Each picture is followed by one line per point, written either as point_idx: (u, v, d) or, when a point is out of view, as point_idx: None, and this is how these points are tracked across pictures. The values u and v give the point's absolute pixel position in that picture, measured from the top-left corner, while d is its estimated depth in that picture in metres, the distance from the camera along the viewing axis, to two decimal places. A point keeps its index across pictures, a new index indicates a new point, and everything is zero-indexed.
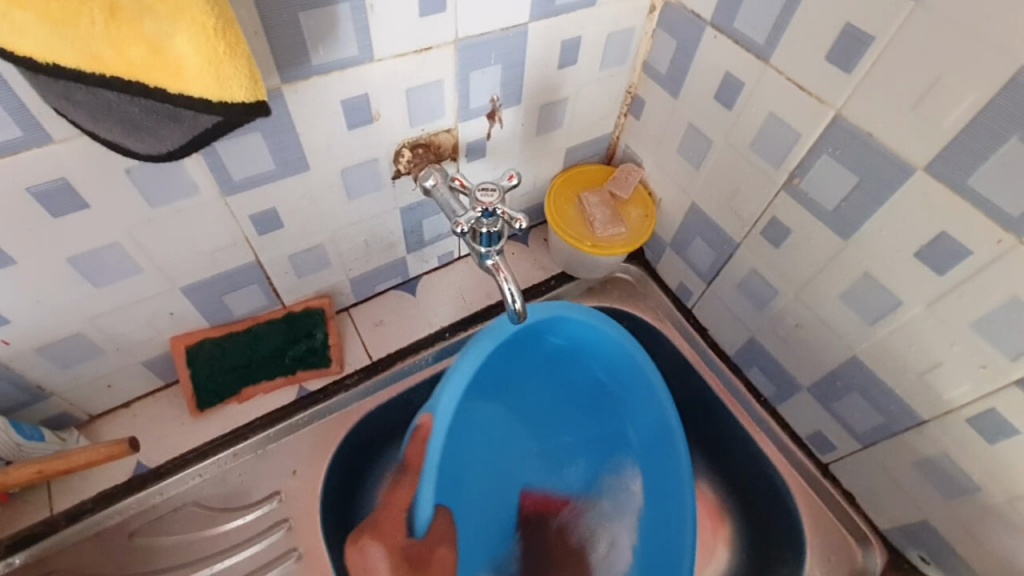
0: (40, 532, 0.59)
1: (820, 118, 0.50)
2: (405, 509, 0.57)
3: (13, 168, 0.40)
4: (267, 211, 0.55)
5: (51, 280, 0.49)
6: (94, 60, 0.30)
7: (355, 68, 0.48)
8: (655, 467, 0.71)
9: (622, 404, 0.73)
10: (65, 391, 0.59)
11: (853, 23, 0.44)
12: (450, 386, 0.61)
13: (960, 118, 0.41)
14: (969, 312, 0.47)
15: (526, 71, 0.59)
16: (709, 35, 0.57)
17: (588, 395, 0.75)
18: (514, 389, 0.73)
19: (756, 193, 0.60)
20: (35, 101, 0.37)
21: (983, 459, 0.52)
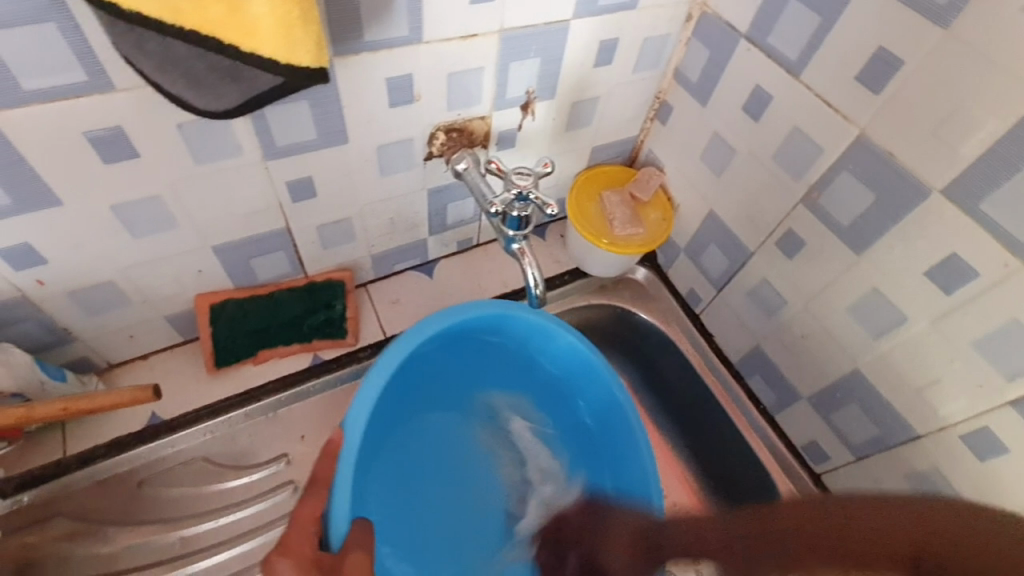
0: (49, 472, 0.60)
1: (843, 135, 0.52)
2: (315, 523, 0.54)
3: (74, 112, 0.42)
4: (303, 178, 0.57)
5: (93, 225, 0.50)
6: (175, 12, 0.31)
7: (404, 48, 0.50)
8: (619, 459, 0.70)
9: (580, 396, 0.73)
10: (89, 337, 0.60)
11: (884, 47, 0.47)
12: (360, 398, 0.59)
13: (977, 145, 0.43)
14: (971, 331, 0.49)
15: (564, 66, 0.60)
16: (743, 48, 0.59)
17: (537, 388, 0.77)
18: (467, 386, 0.77)
19: (776, 203, 0.62)
20: (105, 49, 0.39)
21: (972, 475, 0.54)
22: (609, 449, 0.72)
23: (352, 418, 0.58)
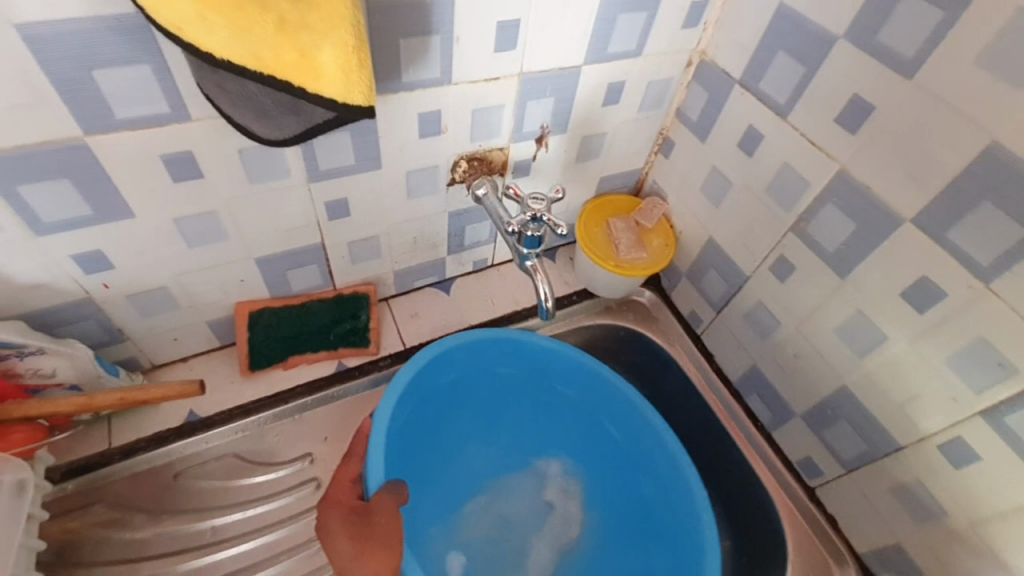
0: (94, 462, 0.65)
1: (827, 171, 0.58)
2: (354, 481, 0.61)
3: (154, 138, 0.49)
4: (339, 199, 0.64)
5: (157, 234, 0.57)
6: (257, 59, 0.38)
7: (436, 87, 0.57)
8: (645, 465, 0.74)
9: (604, 413, 0.77)
10: (139, 337, 0.67)
11: (859, 94, 0.53)
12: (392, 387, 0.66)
13: (942, 181, 0.49)
14: (944, 350, 0.53)
15: (576, 105, 0.67)
16: (738, 92, 0.65)
17: (567, 418, 0.81)
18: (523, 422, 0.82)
19: (769, 231, 0.67)
20: (188, 86, 0.46)
21: (951, 486, 0.57)
22: (633, 458, 0.75)
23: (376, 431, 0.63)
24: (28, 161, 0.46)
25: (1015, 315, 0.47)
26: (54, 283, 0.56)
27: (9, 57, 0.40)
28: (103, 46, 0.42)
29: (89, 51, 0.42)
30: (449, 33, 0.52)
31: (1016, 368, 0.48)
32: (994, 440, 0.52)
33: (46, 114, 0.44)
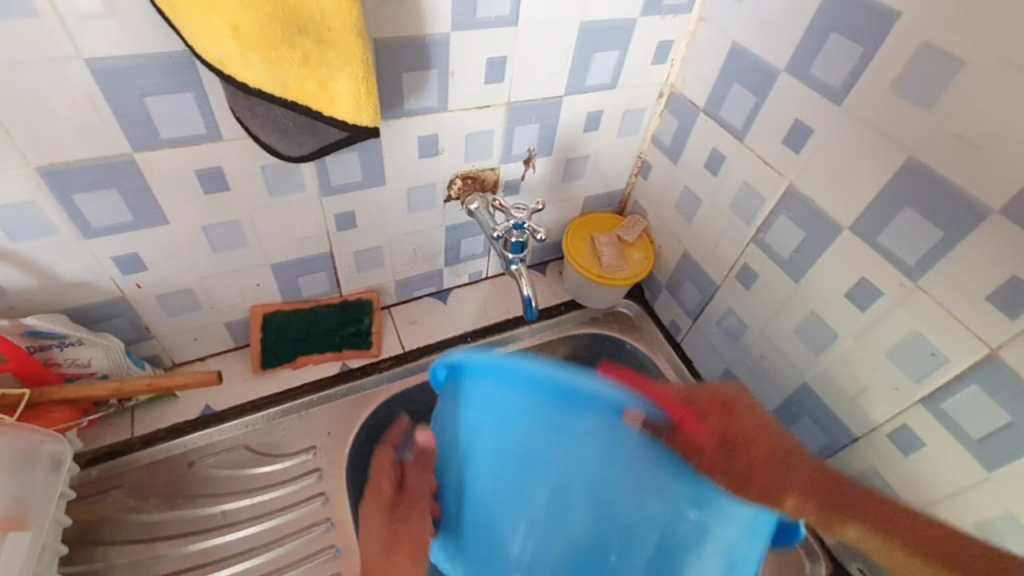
0: (117, 450, 0.71)
1: (779, 186, 0.65)
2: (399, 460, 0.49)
3: (191, 155, 0.57)
4: (347, 212, 0.71)
5: (187, 240, 0.64)
6: (284, 89, 0.46)
7: (433, 114, 0.65)
8: None
9: None
10: (163, 336, 0.74)
11: (801, 119, 0.61)
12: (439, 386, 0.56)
13: (872, 192, 0.56)
14: (885, 343, 0.59)
15: (559, 130, 0.76)
16: (703, 119, 0.74)
17: None
18: None
19: (734, 242, 0.74)
20: (222, 111, 0.55)
21: (902, 471, 0.62)
22: None
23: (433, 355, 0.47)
24: (86, 173, 0.54)
25: (939, 308, 0.53)
26: (95, 282, 0.63)
27: (80, 86, 0.48)
28: (155, 77, 0.50)
29: (143, 82, 0.50)
30: (445, 68, 0.61)
31: (947, 356, 0.53)
32: (934, 426, 0.57)
33: (103, 133, 0.52)
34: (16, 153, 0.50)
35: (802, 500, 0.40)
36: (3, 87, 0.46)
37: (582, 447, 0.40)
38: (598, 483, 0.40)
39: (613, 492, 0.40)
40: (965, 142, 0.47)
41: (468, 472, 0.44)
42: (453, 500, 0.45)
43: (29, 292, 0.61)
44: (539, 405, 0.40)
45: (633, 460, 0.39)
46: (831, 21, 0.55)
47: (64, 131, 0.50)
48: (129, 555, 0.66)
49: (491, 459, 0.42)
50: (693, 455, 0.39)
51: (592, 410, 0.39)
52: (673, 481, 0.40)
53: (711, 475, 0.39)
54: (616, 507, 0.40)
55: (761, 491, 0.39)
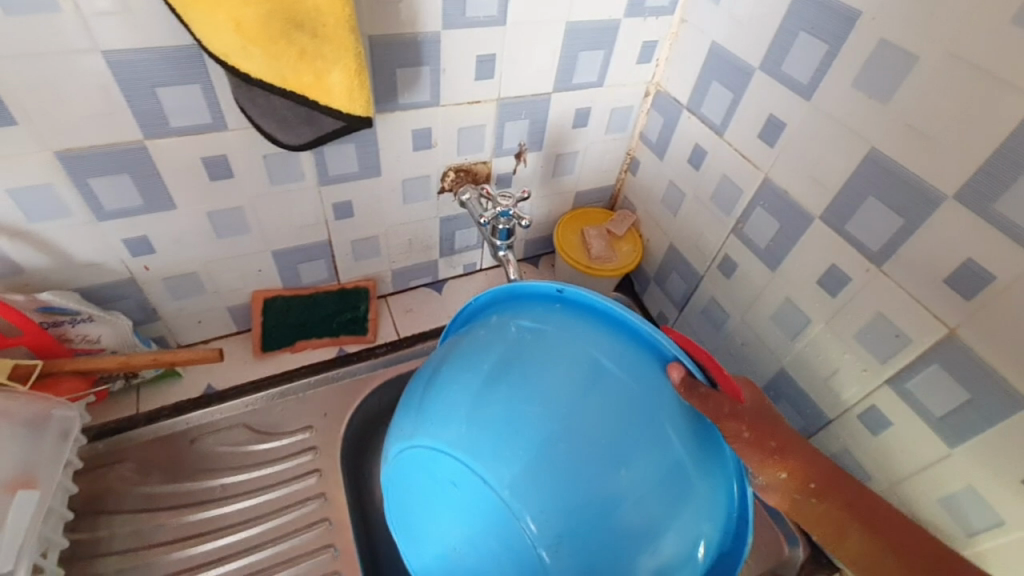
0: (123, 425, 0.75)
1: (755, 179, 0.69)
2: None
3: (198, 143, 0.61)
4: (345, 201, 0.75)
5: (193, 225, 0.68)
6: (283, 81, 0.50)
7: (426, 108, 0.69)
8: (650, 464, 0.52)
9: None
10: (169, 317, 0.78)
11: (774, 114, 0.64)
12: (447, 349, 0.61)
13: (838, 181, 0.59)
14: (853, 327, 0.61)
15: (548, 126, 0.79)
16: (686, 116, 0.77)
17: None
18: None
19: (715, 234, 0.77)
20: (227, 102, 0.59)
21: (871, 451, 0.65)
22: None
23: (527, 283, 0.58)
24: (100, 159, 0.58)
25: (902, 291, 0.55)
26: (106, 263, 0.67)
27: (96, 78, 0.52)
28: (165, 70, 0.54)
29: (153, 73, 0.54)
30: (436, 65, 0.65)
31: (910, 337, 0.56)
32: (900, 406, 0.59)
33: (116, 121, 0.56)
34: (36, 139, 0.54)
35: (802, 467, 0.47)
36: (25, 76, 0.50)
37: (625, 380, 0.48)
38: (614, 418, 0.45)
39: (622, 429, 0.45)
40: (920, 133, 0.50)
41: (499, 380, 0.47)
42: (464, 403, 0.46)
43: (44, 271, 0.65)
44: (605, 339, 0.51)
45: (654, 407, 0.47)
46: (798, 21, 0.58)
47: (81, 119, 0.54)
48: (132, 524, 0.69)
49: (530, 376, 0.47)
50: (721, 410, 0.47)
51: (649, 359, 0.51)
52: (674, 443, 0.46)
53: (728, 424, 0.47)
54: (606, 457, 0.43)
55: (774, 447, 0.47)
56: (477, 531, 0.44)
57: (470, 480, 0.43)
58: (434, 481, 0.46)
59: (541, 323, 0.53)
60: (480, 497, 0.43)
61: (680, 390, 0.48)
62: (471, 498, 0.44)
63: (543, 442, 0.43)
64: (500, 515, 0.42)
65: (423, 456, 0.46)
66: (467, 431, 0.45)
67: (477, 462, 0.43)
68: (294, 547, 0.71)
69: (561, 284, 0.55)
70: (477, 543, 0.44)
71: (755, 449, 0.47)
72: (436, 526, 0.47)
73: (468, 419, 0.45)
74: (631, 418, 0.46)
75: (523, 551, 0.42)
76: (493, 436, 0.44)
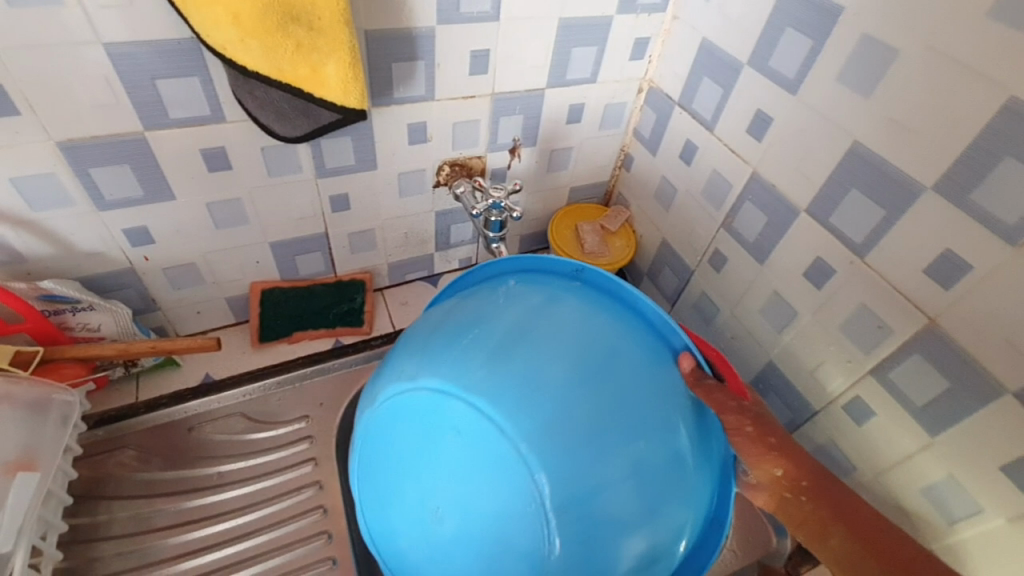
0: (123, 413, 0.77)
1: (743, 174, 0.70)
2: None
3: (197, 135, 0.62)
4: (342, 194, 0.77)
5: (193, 216, 0.70)
6: (279, 74, 0.51)
7: (421, 102, 0.70)
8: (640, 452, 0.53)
9: None
10: (168, 308, 0.79)
11: (762, 109, 0.65)
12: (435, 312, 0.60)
13: (823, 175, 0.60)
14: (838, 318, 0.62)
15: (542, 121, 0.81)
16: (677, 112, 0.78)
17: None
18: None
19: (705, 228, 0.79)
20: (225, 94, 0.60)
21: (855, 441, 0.66)
22: None
23: (546, 258, 0.60)
24: (101, 150, 0.59)
25: (884, 282, 0.56)
26: (107, 253, 0.69)
27: (98, 69, 0.54)
28: (165, 63, 0.56)
29: (153, 66, 0.55)
30: (431, 60, 0.66)
31: (892, 328, 0.57)
32: (883, 397, 0.60)
33: (117, 112, 0.57)
34: (39, 128, 0.55)
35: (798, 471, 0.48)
36: (30, 67, 0.51)
37: (638, 358, 0.50)
38: (626, 389, 0.47)
39: (634, 399, 0.47)
40: (900, 125, 0.51)
41: (520, 340, 0.47)
42: (483, 354, 0.46)
43: (46, 260, 0.66)
44: (620, 318, 0.54)
45: (665, 388, 0.49)
46: (784, 17, 0.59)
47: (82, 110, 0.56)
48: (130, 509, 0.70)
49: (549, 340, 0.48)
50: (723, 402, 0.49)
51: (661, 347, 0.54)
52: (680, 428, 0.48)
53: (729, 416, 0.49)
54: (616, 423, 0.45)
55: (772, 444, 0.49)
56: (471, 486, 0.43)
57: (480, 429, 0.43)
58: (431, 430, 0.45)
59: (559, 293, 0.55)
60: (487, 448, 0.42)
61: (688, 377, 0.52)
62: (474, 450, 0.43)
63: (562, 401, 0.44)
64: (504, 468, 0.42)
65: (428, 400, 0.45)
66: (487, 379, 0.44)
67: (493, 411, 0.43)
68: (289, 534, 0.72)
69: (580, 264, 0.59)
70: (466, 501, 0.43)
71: (754, 444, 0.49)
72: (421, 479, 0.45)
73: (488, 369, 0.45)
74: (642, 395, 0.47)
75: (519, 511, 0.41)
76: (512, 388, 0.44)
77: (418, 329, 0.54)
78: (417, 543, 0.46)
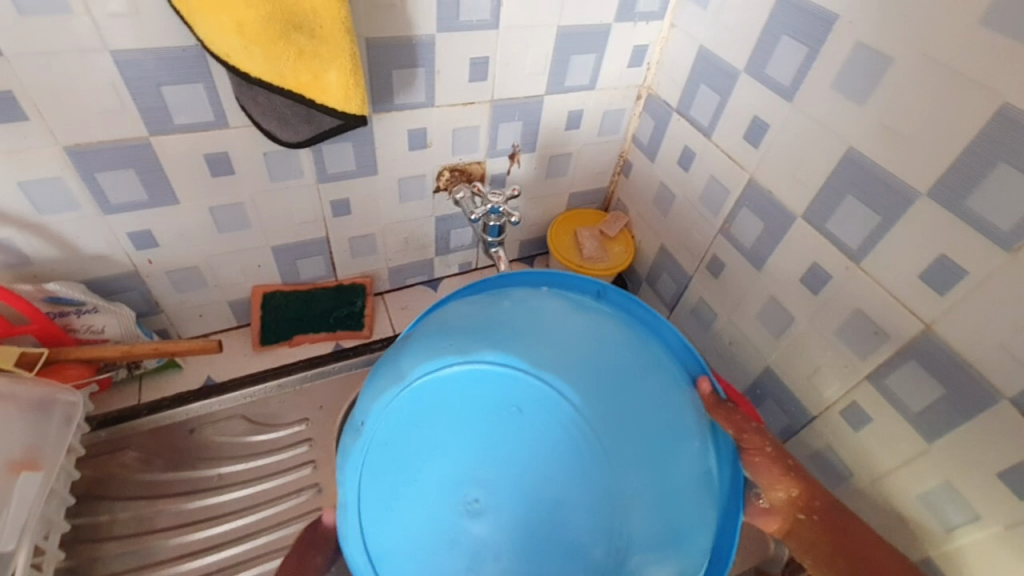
0: (126, 414, 0.77)
1: (740, 180, 0.70)
2: None
3: (200, 140, 0.63)
4: (342, 199, 0.77)
5: (195, 221, 0.71)
6: (281, 80, 0.52)
7: (421, 109, 0.71)
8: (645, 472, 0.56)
9: None
10: (171, 310, 0.80)
11: (758, 116, 0.65)
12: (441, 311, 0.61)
13: (819, 181, 0.60)
14: (834, 324, 0.63)
15: (541, 128, 0.81)
16: (675, 119, 0.79)
17: None
18: None
19: (703, 234, 0.79)
20: (228, 100, 0.61)
21: (852, 448, 0.66)
22: None
23: (568, 278, 0.64)
24: (107, 154, 0.60)
25: (879, 287, 0.57)
26: (111, 256, 0.70)
27: (106, 76, 0.55)
28: (169, 69, 0.57)
29: (159, 72, 0.57)
30: (431, 67, 0.67)
31: (887, 333, 0.57)
32: (879, 402, 0.60)
33: (124, 118, 0.59)
34: (47, 133, 0.56)
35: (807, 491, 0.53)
36: (39, 74, 0.53)
37: (664, 370, 0.54)
38: (656, 397, 0.50)
39: (663, 406, 0.50)
40: (894, 132, 0.52)
41: (562, 339, 0.50)
42: (531, 346, 0.49)
43: (53, 262, 0.67)
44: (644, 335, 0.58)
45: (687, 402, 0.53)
46: (780, 26, 0.60)
47: (90, 115, 0.57)
48: (131, 510, 0.71)
49: (589, 342, 0.51)
50: (743, 423, 0.53)
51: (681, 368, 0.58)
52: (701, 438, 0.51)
53: (751, 435, 0.53)
54: (651, 424, 0.48)
55: (790, 466, 0.54)
56: (522, 470, 0.45)
57: (539, 411, 0.46)
58: (483, 411, 0.47)
59: (587, 305, 0.58)
60: (546, 430, 0.45)
61: (708, 399, 0.55)
62: (532, 435, 0.46)
63: (604, 397, 0.47)
64: (562, 454, 0.45)
65: (487, 379, 0.47)
66: (539, 365, 0.47)
67: (557, 394, 0.46)
68: (288, 536, 0.72)
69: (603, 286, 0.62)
70: (513, 490, 0.45)
71: (773, 463, 0.53)
72: (465, 464, 0.46)
73: (539, 359, 0.48)
74: (676, 407, 0.51)
75: (572, 499, 0.44)
76: (562, 378, 0.47)
77: (446, 319, 0.54)
78: (436, 537, 0.46)
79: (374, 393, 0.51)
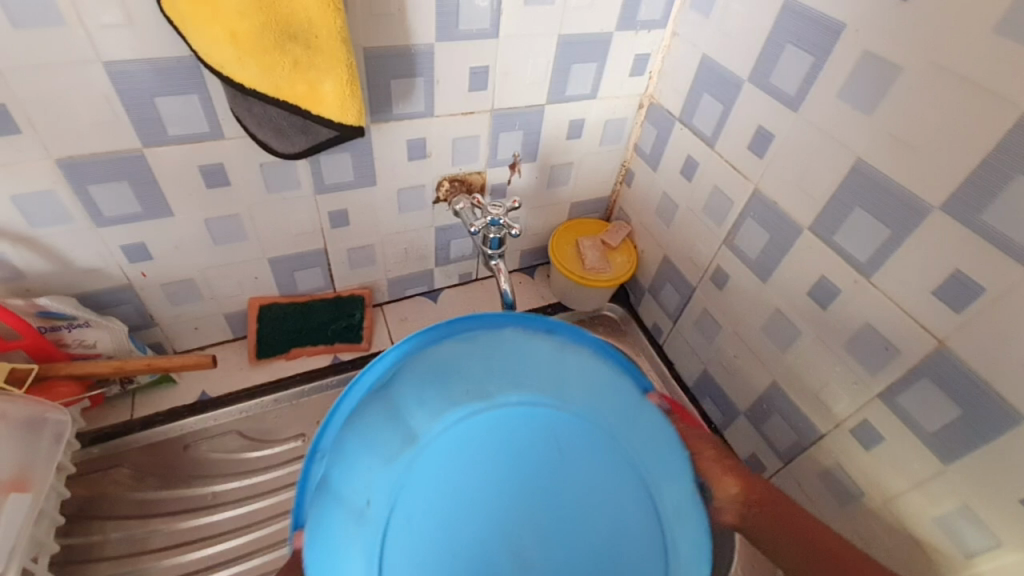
0: (119, 430, 0.76)
1: (745, 191, 0.69)
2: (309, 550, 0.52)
3: (195, 152, 0.62)
4: (341, 210, 0.76)
5: (190, 233, 0.70)
6: (275, 90, 0.50)
7: (419, 118, 0.70)
8: None
9: None
10: (166, 323, 0.79)
11: (764, 126, 0.64)
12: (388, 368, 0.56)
13: (826, 192, 0.59)
14: (843, 338, 0.61)
15: (542, 138, 0.80)
16: (678, 128, 0.77)
17: None
18: None
19: (707, 245, 0.78)
20: (223, 111, 0.60)
21: (863, 466, 0.64)
22: None
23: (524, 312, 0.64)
24: (101, 167, 0.59)
25: (891, 302, 0.55)
26: (105, 269, 0.69)
27: (98, 87, 0.54)
28: (163, 81, 0.56)
29: (152, 84, 0.55)
30: (430, 77, 0.66)
31: (899, 349, 0.56)
32: (891, 419, 0.59)
33: (117, 129, 0.57)
34: (40, 145, 0.55)
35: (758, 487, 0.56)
36: (30, 85, 0.51)
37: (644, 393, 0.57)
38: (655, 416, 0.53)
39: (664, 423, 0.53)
40: (904, 143, 0.51)
41: (567, 374, 0.52)
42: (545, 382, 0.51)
43: (44, 276, 0.66)
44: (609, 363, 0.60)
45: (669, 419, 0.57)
46: (785, 35, 0.59)
47: (82, 127, 0.56)
48: (123, 530, 0.69)
49: (588, 372, 0.54)
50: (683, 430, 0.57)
51: None
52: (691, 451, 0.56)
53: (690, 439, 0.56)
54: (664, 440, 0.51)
55: (731, 464, 0.56)
56: (575, 509, 0.47)
57: (579, 447, 0.49)
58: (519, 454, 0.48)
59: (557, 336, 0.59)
60: (590, 461, 0.48)
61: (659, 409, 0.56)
62: (572, 468, 0.48)
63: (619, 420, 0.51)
64: (604, 480, 0.48)
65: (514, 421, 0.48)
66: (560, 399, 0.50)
67: (587, 423, 0.50)
68: (282, 558, 0.70)
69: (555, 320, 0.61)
70: (570, 531, 0.46)
71: (716, 463, 0.55)
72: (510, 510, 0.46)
73: (556, 394, 0.51)
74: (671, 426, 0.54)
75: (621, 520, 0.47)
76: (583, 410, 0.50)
77: (434, 368, 0.52)
78: None
79: (377, 461, 0.46)
